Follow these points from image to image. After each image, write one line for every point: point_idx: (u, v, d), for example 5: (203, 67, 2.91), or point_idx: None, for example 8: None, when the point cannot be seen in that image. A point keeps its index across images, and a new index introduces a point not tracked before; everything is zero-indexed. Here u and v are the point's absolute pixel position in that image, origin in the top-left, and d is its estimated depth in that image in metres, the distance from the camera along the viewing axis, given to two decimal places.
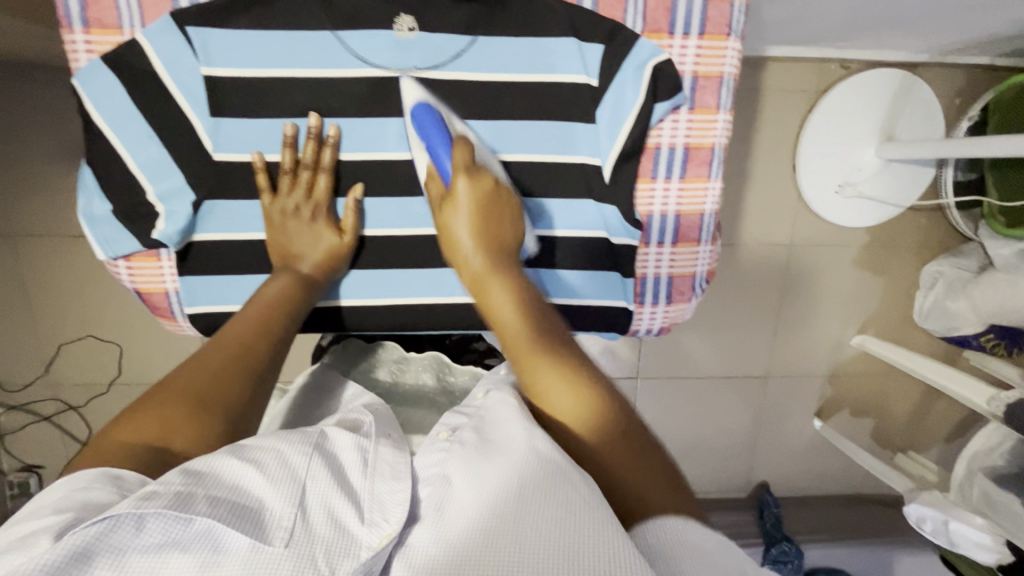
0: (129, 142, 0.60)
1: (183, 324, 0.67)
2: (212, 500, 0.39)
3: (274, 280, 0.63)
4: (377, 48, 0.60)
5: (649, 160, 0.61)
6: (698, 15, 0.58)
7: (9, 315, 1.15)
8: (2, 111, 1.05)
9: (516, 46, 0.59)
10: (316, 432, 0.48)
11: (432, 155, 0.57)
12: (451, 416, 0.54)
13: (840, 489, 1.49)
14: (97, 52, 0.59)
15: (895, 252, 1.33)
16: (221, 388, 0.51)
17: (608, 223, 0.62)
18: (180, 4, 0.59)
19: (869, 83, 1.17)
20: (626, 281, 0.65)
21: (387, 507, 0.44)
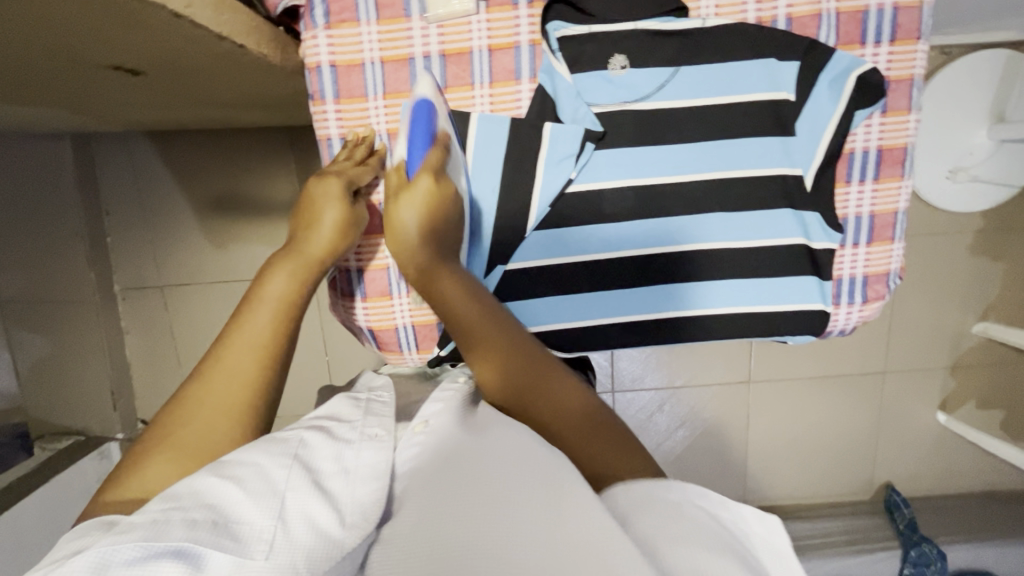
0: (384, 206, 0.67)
1: (407, 356, 0.72)
2: (189, 522, 0.41)
3: (278, 275, 0.61)
4: (589, 89, 0.61)
5: (844, 164, 0.62)
6: (890, 23, 0.58)
7: (161, 360, 1.25)
8: (155, 176, 1.15)
9: (711, 71, 0.59)
10: (295, 440, 0.51)
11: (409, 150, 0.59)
12: (429, 404, 0.59)
13: (973, 486, 1.43)
14: (346, 120, 0.64)
15: (1012, 235, 1.30)
16: (229, 409, 0.54)
17: (806, 229, 0.62)
18: (417, 69, 0.62)
19: (976, 66, 1.15)
20: (825, 285, 0.63)
21: (364, 508, 0.46)
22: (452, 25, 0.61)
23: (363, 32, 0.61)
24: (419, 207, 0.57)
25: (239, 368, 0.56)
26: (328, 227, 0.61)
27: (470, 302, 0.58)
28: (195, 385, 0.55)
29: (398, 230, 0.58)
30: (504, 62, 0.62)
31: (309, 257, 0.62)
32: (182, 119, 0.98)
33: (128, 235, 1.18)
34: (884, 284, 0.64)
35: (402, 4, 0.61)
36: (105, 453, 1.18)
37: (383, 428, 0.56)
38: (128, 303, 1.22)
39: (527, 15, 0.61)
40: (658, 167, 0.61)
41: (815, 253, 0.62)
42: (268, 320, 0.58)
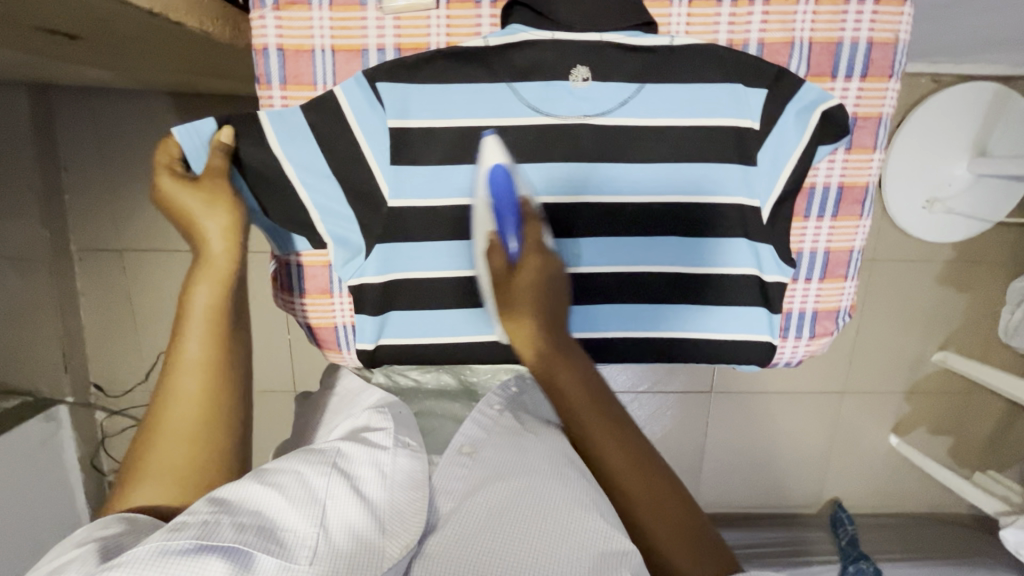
0: (311, 184, 0.60)
1: (346, 355, 0.71)
2: (239, 526, 0.43)
3: (198, 280, 0.56)
4: (551, 98, 0.59)
5: (803, 199, 0.61)
6: (862, 58, 0.57)
7: (117, 326, 1.23)
8: (114, 137, 1.11)
9: (677, 91, 0.58)
10: (333, 449, 0.52)
11: (500, 224, 0.57)
12: (467, 426, 0.57)
13: (915, 507, 1.48)
14: (292, 105, 0.61)
15: (980, 269, 1.31)
16: (205, 388, 0.55)
17: (760, 260, 0.61)
18: (370, 60, 0.60)
19: (963, 97, 1.15)
20: (774, 317, 0.62)
21: (405, 518, 0.48)
22: (410, 18, 0.59)
23: (314, 17, 0.59)
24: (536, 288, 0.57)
25: (186, 392, 0.54)
26: (202, 204, 0.55)
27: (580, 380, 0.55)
28: (150, 429, 0.53)
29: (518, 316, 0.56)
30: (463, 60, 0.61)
31: (217, 270, 0.56)
32: (145, 81, 0.94)
33: (86, 195, 1.14)
34: (832, 320, 0.64)
35: None
36: (51, 418, 1.16)
37: (414, 439, 0.58)
38: (85, 265, 1.19)
39: (488, 14, 0.60)
40: (614, 185, 0.59)
41: (767, 286, 0.61)
42: (200, 338, 0.55)
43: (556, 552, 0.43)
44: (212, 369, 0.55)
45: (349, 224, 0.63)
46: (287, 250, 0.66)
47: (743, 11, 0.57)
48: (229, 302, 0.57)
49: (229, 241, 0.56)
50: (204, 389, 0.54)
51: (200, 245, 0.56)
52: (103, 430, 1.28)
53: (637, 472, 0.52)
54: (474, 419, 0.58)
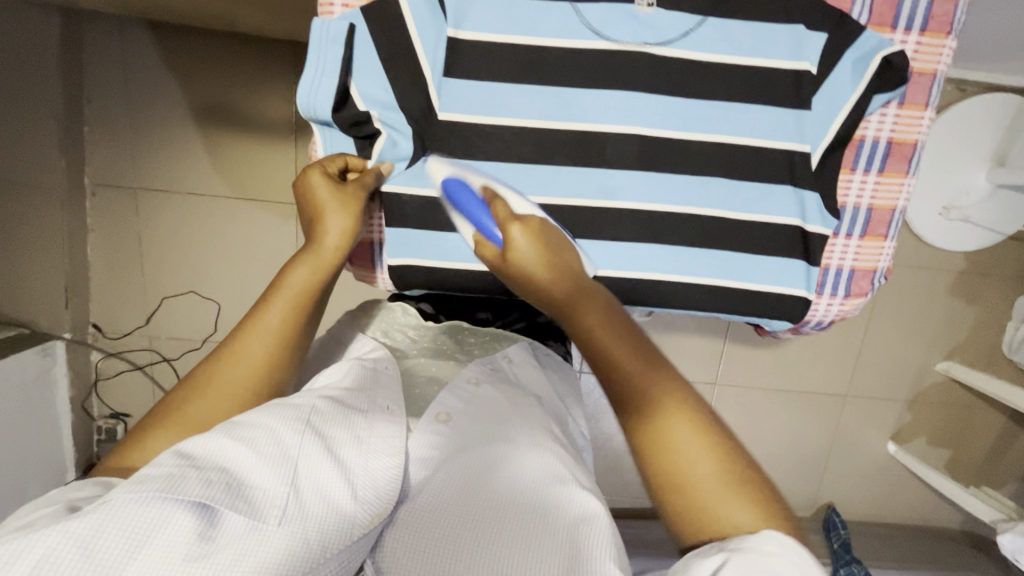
0: (362, 84, 0.59)
1: (380, 277, 0.67)
2: (205, 480, 0.44)
3: (295, 259, 0.58)
4: (613, 22, 0.58)
5: (851, 151, 0.61)
6: (923, 11, 0.57)
7: (123, 265, 1.21)
8: (143, 70, 1.10)
9: (737, 28, 0.58)
10: (309, 407, 0.53)
11: (473, 222, 0.56)
12: (445, 396, 0.62)
13: (909, 519, 1.47)
14: (352, 6, 0.60)
15: (991, 282, 1.32)
16: (266, 357, 0.54)
17: (805, 209, 0.60)
18: None
19: (989, 106, 1.17)
20: (812, 271, 0.62)
21: (378, 487, 0.51)
22: None
23: None
24: (533, 237, 0.54)
25: (251, 355, 0.54)
26: (339, 206, 0.58)
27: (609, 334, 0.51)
28: (207, 372, 0.53)
29: (518, 265, 0.54)
30: None
31: (318, 263, 0.58)
32: (187, 11, 0.94)
33: (106, 127, 1.13)
34: (868, 281, 0.63)
35: None
36: (48, 352, 1.14)
37: (394, 402, 0.61)
38: (98, 200, 1.17)
39: None
40: (666, 121, 0.59)
41: (808, 236, 0.61)
42: (280, 314, 0.56)
43: (505, 552, 0.46)
44: (277, 340, 0.55)
45: (399, 128, 0.61)
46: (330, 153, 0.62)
47: None
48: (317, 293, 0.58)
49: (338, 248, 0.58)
50: (266, 358, 0.54)
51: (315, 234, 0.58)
52: (97, 372, 1.25)
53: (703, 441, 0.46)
54: (451, 390, 0.63)
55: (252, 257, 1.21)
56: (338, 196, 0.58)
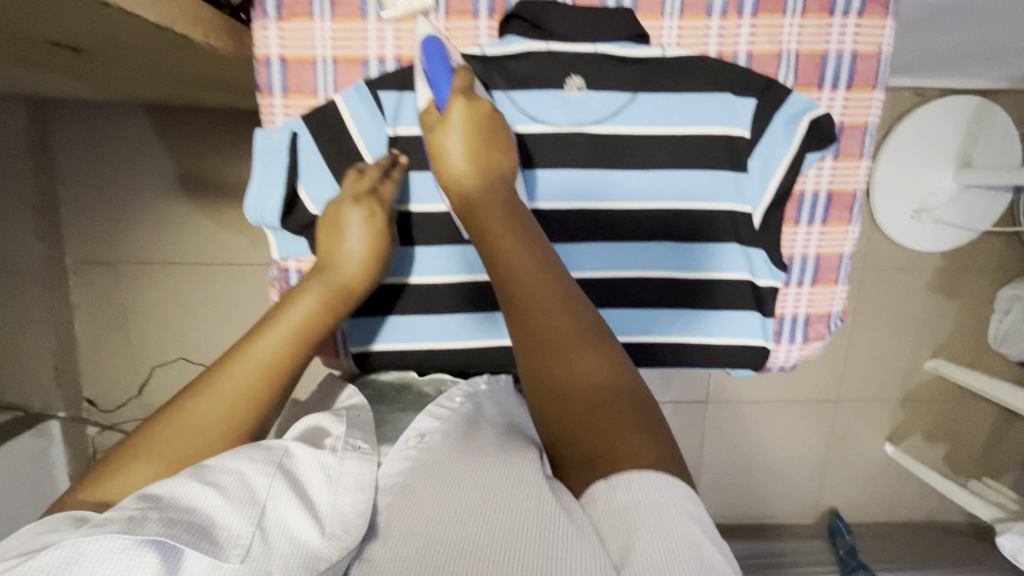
0: (313, 185, 0.65)
1: (342, 359, 0.73)
2: (167, 520, 0.39)
3: (305, 291, 0.60)
4: (546, 107, 0.62)
5: (793, 205, 0.64)
6: (847, 69, 0.61)
7: (110, 338, 1.22)
8: (114, 149, 1.12)
9: (667, 100, 0.61)
10: (280, 448, 0.49)
11: (433, 87, 0.59)
12: (422, 419, 0.55)
13: (915, 516, 1.48)
14: (293, 113, 0.64)
15: (969, 278, 1.33)
16: (244, 402, 0.52)
17: (752, 265, 0.64)
18: (370, 72, 0.64)
19: (946, 110, 1.18)
20: (766, 321, 0.66)
21: (348, 520, 0.44)
22: (408, 32, 0.63)
23: (317, 29, 0.63)
24: (472, 119, 0.59)
25: (229, 394, 0.52)
26: (358, 259, 0.62)
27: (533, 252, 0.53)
28: (168, 416, 0.50)
29: (444, 154, 0.59)
30: (463, 34, 0.63)
31: (298, 321, 0.58)
32: (152, 95, 0.97)
33: (82, 206, 1.14)
34: (824, 324, 0.67)
35: (358, 4, 0.63)
36: (41, 431, 1.13)
37: (366, 442, 0.55)
38: (81, 277, 1.18)
39: (486, 26, 0.63)
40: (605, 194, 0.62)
41: (759, 289, 0.65)
42: (278, 341, 0.56)
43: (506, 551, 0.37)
44: (266, 382, 0.54)
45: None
46: (285, 254, 0.66)
47: (732, 25, 0.61)
48: (298, 358, 0.57)
49: (332, 304, 0.60)
50: (253, 389, 0.53)
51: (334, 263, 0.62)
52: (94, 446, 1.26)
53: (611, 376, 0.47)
54: (428, 413, 0.56)
55: (235, 318, 1.22)
56: (360, 232, 0.62)
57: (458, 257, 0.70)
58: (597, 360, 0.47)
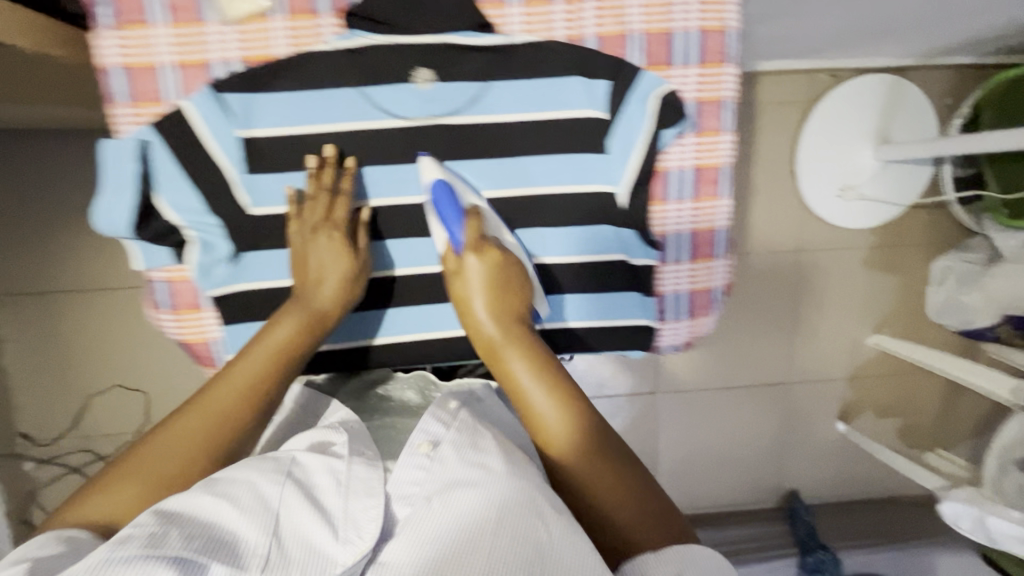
0: (174, 195, 0.67)
1: (222, 370, 0.74)
2: (184, 535, 0.45)
3: (282, 321, 0.65)
4: (403, 101, 0.67)
5: (661, 183, 0.72)
6: (696, 47, 0.68)
7: (44, 371, 1.20)
8: (39, 178, 1.12)
9: (525, 87, 0.67)
10: (288, 459, 0.56)
11: (446, 228, 0.66)
12: (429, 423, 0.61)
13: (876, 493, 1.48)
14: (142, 121, 0.66)
15: (903, 252, 1.36)
16: (219, 425, 0.58)
17: (626, 246, 0.73)
18: (215, 74, 0.65)
19: (861, 89, 1.21)
20: (648, 300, 0.75)
21: (360, 526, 0.51)
22: (250, 32, 0.65)
23: (153, 35, 0.64)
24: (498, 268, 0.66)
25: (210, 409, 0.59)
26: (330, 283, 0.67)
27: (532, 368, 0.62)
28: (155, 436, 0.56)
29: (464, 303, 0.66)
30: (304, 31, 0.65)
31: (274, 348, 0.64)
32: (61, 119, 0.96)
33: (6, 238, 1.13)
34: (707, 299, 0.76)
35: (196, 8, 0.64)
36: None
37: (370, 449, 0.62)
38: (7, 310, 1.16)
39: (327, 22, 0.65)
40: (481, 184, 0.69)
41: (636, 268, 0.73)
42: (258, 371, 0.62)
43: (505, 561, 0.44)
44: (243, 406, 0.60)
45: (214, 233, 0.68)
46: (150, 266, 0.69)
47: (575, 11, 0.66)
48: (274, 381, 0.63)
49: (305, 333, 0.65)
50: (229, 409, 0.59)
51: (313, 290, 0.67)
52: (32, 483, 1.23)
53: (611, 475, 0.58)
54: (433, 415, 0.62)
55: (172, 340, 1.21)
56: (332, 250, 0.67)
57: None
58: (597, 441, 0.59)
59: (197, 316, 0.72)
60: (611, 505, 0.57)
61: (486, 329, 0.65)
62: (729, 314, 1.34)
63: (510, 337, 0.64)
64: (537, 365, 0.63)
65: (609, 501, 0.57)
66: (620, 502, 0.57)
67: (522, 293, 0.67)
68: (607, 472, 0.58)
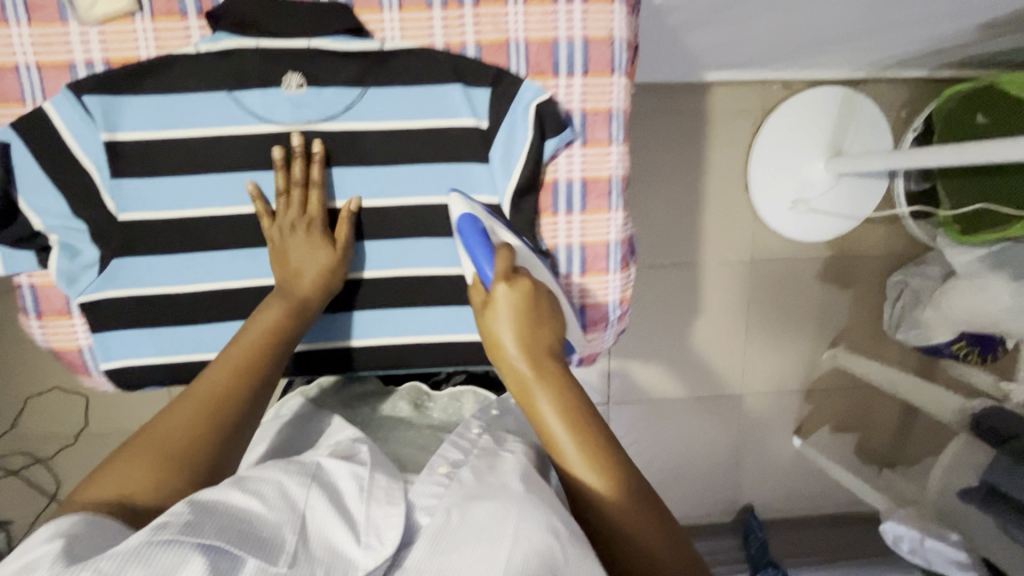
0: (40, 198, 0.65)
1: (98, 379, 0.72)
2: (221, 525, 0.41)
3: (268, 307, 0.66)
4: (273, 106, 0.67)
5: (549, 194, 0.72)
6: (580, 57, 0.68)
7: None
8: None
9: (404, 96, 0.68)
10: (313, 462, 0.52)
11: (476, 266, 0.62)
12: (446, 450, 0.60)
13: (833, 509, 1.46)
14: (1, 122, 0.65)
15: (859, 266, 1.34)
16: (212, 405, 0.56)
17: None
18: (77, 75, 0.65)
19: (812, 100, 1.20)
20: None
21: (383, 532, 0.47)
22: (114, 34, 0.64)
23: (14, 34, 0.63)
24: (526, 296, 0.61)
25: (202, 390, 0.57)
26: (311, 269, 0.67)
27: (558, 403, 0.55)
28: (157, 424, 0.54)
29: (496, 343, 0.60)
30: (172, 37, 0.65)
31: (261, 328, 0.64)
32: None
33: None
34: (603, 313, 0.75)
35: (56, 8, 0.63)
36: None
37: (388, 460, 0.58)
38: None
39: (196, 26, 0.65)
40: (377, 192, 0.70)
41: None
42: (244, 350, 0.62)
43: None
44: (238, 384, 0.59)
45: (80, 238, 0.67)
46: (14, 271, 0.68)
47: (455, 18, 0.67)
48: (264, 360, 0.62)
49: (291, 320, 0.66)
50: (221, 388, 0.58)
51: (292, 277, 0.67)
52: None
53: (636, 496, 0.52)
54: (451, 445, 0.62)
55: None
56: (308, 244, 0.67)
57: (223, 267, 0.69)
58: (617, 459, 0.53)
59: (64, 323, 0.70)
60: (630, 529, 0.50)
61: (517, 363, 0.58)
62: (683, 325, 1.32)
63: (546, 375, 0.57)
64: (567, 405, 0.55)
65: (627, 525, 0.50)
66: (631, 517, 0.50)
67: (552, 326, 0.62)
68: (633, 496, 0.51)
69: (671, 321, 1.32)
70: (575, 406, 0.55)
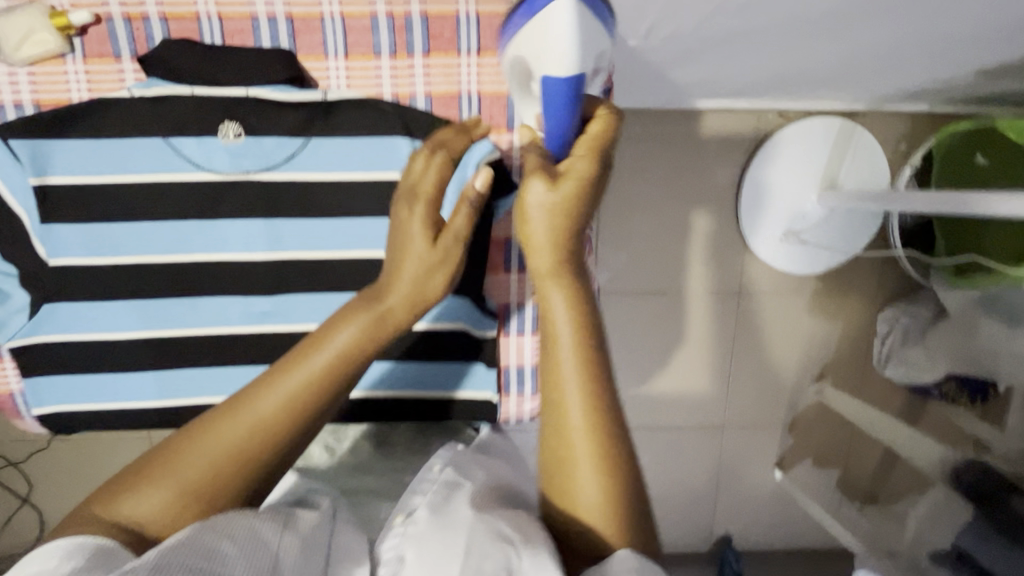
0: None
1: (29, 422, 0.76)
2: (189, 563, 0.42)
3: (343, 324, 0.55)
4: (210, 154, 0.69)
5: (503, 256, 0.79)
6: None
7: None
8: None
9: (344, 148, 0.71)
10: (287, 512, 0.52)
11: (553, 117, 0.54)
12: (407, 502, 0.60)
13: (811, 543, 1.44)
14: None
15: (849, 301, 1.31)
16: (257, 435, 0.51)
17: (466, 314, 0.76)
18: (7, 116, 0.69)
19: (807, 132, 1.16)
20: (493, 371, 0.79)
21: None
22: (44, 76, 0.69)
23: None
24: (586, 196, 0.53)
25: (254, 415, 0.51)
26: (404, 291, 0.56)
27: (570, 307, 0.54)
28: (199, 430, 0.51)
29: (534, 228, 0.53)
30: (102, 82, 0.70)
31: (336, 355, 0.53)
32: None
33: None
34: None
35: None
36: None
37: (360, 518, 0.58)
38: None
39: (128, 68, 0.70)
40: (323, 243, 0.72)
41: (480, 338, 0.78)
42: (312, 375, 0.52)
43: None
44: (283, 422, 0.52)
45: (10, 284, 0.70)
46: None
47: (405, 69, 0.72)
48: (325, 395, 0.53)
49: (373, 336, 0.55)
50: (269, 419, 0.51)
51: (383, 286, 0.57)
52: None
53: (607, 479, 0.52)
54: (414, 493, 0.61)
55: None
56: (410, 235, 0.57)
57: (160, 310, 0.71)
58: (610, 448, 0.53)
59: None
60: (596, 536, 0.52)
61: (542, 267, 0.54)
62: (664, 353, 1.30)
63: (565, 275, 0.54)
64: (588, 366, 0.53)
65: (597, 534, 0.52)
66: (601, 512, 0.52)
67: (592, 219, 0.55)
68: (612, 493, 0.52)
69: (652, 349, 1.30)
70: (584, 346, 0.54)
